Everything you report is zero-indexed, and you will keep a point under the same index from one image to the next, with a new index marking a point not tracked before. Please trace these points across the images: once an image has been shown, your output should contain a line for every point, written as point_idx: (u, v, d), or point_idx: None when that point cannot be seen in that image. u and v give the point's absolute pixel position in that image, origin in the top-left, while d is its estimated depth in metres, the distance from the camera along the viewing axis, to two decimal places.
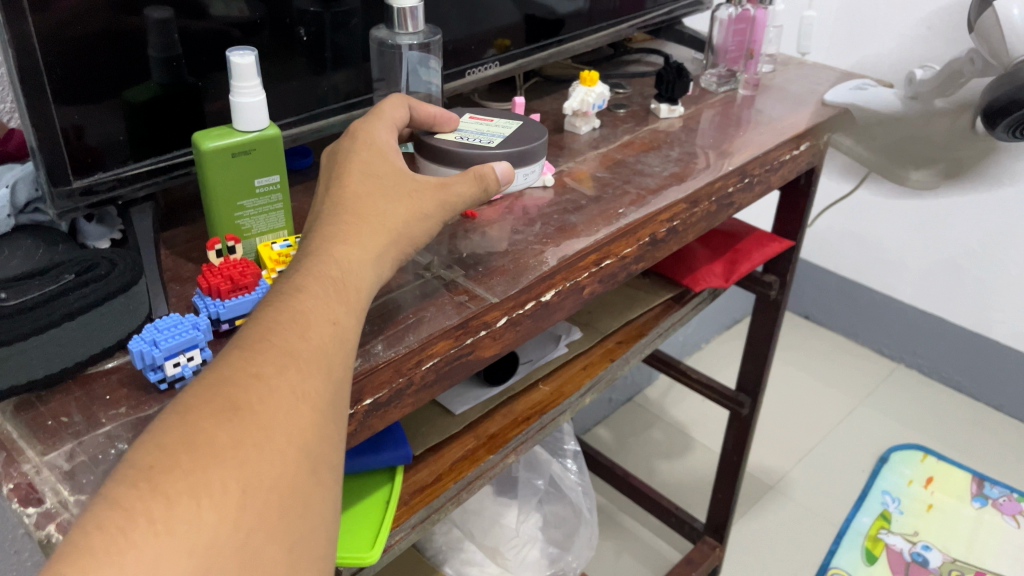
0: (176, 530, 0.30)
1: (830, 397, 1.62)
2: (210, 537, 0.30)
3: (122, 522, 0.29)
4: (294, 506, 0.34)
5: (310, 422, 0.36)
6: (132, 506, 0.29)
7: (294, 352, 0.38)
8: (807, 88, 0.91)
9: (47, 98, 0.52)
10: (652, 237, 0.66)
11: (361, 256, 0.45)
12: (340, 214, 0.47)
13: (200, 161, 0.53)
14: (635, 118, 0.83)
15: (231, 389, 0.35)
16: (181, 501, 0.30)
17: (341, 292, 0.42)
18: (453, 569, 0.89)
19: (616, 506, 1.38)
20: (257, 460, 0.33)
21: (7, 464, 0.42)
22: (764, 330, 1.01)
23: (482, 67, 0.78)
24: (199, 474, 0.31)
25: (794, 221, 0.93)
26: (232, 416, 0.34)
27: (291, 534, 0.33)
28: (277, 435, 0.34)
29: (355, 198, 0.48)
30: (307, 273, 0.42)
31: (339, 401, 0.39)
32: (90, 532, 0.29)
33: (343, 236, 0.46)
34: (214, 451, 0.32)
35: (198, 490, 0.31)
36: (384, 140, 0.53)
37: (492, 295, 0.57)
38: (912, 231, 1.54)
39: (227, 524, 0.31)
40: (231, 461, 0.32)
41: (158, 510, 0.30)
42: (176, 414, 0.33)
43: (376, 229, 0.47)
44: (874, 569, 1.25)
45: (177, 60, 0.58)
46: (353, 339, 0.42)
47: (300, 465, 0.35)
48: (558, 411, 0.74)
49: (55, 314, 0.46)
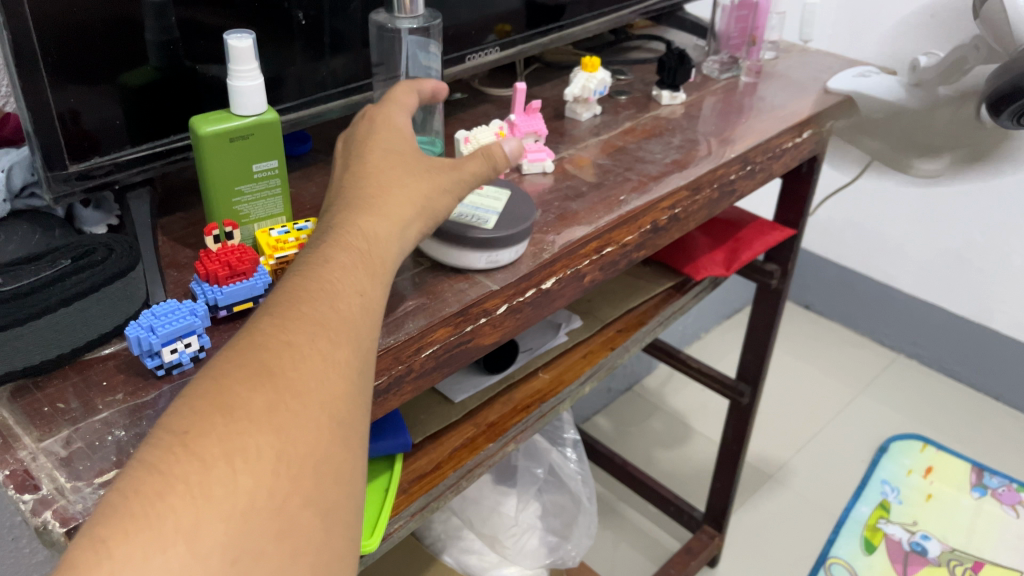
0: (212, 493, 0.30)
1: (829, 386, 1.62)
2: (246, 500, 0.31)
3: (159, 485, 0.29)
4: (329, 470, 0.34)
5: (341, 389, 0.36)
6: (167, 469, 0.30)
7: (323, 320, 0.38)
8: (810, 76, 0.90)
9: (43, 82, 0.51)
10: (654, 225, 0.66)
11: (387, 227, 0.45)
12: (363, 187, 0.47)
13: (197, 146, 0.52)
14: (636, 105, 0.83)
15: (263, 357, 0.35)
16: (216, 464, 0.31)
17: (366, 263, 0.42)
18: (452, 557, 0.90)
19: (614, 496, 1.38)
20: (290, 424, 0.33)
21: (4, 450, 0.42)
22: (765, 319, 1.01)
23: (482, 52, 0.78)
24: (234, 439, 0.31)
25: (796, 210, 0.92)
26: (265, 383, 0.34)
27: (326, 499, 0.33)
28: (311, 401, 0.34)
29: (375, 170, 0.48)
30: (333, 245, 0.43)
31: (369, 370, 0.39)
32: (127, 495, 0.29)
33: (366, 208, 0.46)
34: (247, 415, 0.32)
35: (232, 454, 0.31)
36: (401, 122, 0.53)
37: (492, 283, 0.56)
38: (915, 222, 1.54)
39: (262, 487, 0.31)
40: (264, 426, 0.32)
41: (194, 474, 0.30)
42: (209, 381, 0.33)
43: (400, 200, 0.47)
44: (873, 558, 1.26)
45: (174, 43, 0.57)
46: (381, 310, 0.42)
47: (333, 431, 0.35)
48: (558, 400, 0.74)
49: (52, 299, 0.45)
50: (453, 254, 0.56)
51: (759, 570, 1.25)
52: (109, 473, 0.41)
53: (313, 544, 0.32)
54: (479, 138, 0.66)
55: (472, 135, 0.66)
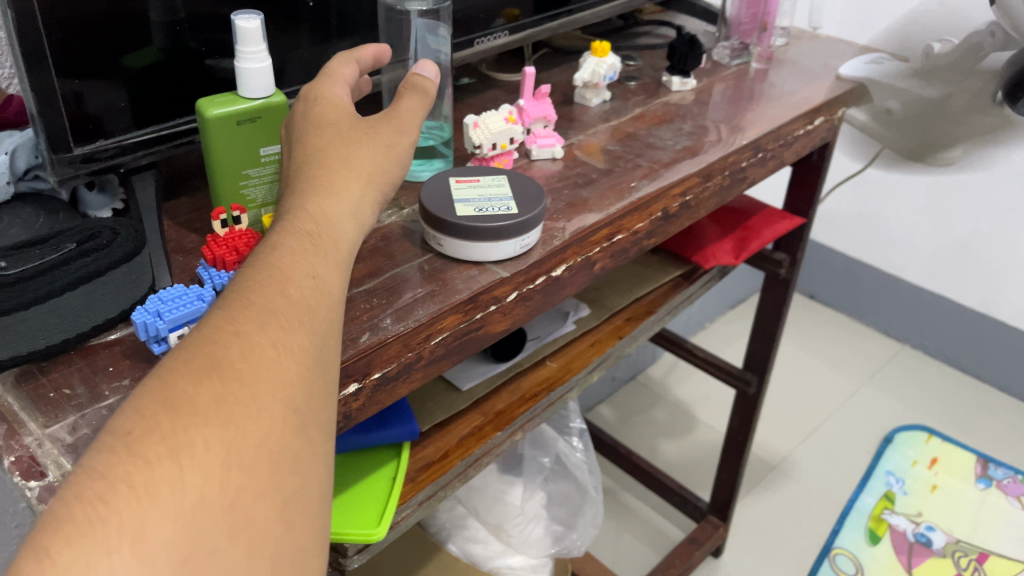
0: (160, 493, 0.28)
1: (834, 377, 1.61)
2: (196, 497, 0.29)
3: (102, 489, 0.27)
4: (284, 461, 0.32)
5: (294, 377, 0.34)
6: (111, 471, 0.28)
7: (274, 307, 0.36)
8: (821, 63, 0.89)
9: (46, 62, 0.50)
10: (665, 212, 0.65)
11: (339, 207, 0.44)
12: (313, 167, 0.45)
13: (203, 129, 0.51)
14: (646, 91, 0.82)
15: (211, 348, 0.33)
16: (162, 463, 0.29)
17: (318, 246, 0.41)
18: (457, 546, 0.92)
19: (619, 485, 1.38)
20: (241, 417, 0.32)
21: (9, 436, 0.42)
22: (773, 308, 1.00)
23: (491, 36, 0.77)
24: (180, 435, 0.30)
25: (805, 198, 0.91)
26: (213, 374, 0.32)
27: (282, 491, 0.32)
28: (261, 391, 0.33)
29: (325, 148, 0.46)
30: (284, 230, 0.41)
31: (324, 356, 0.38)
32: (70, 501, 0.27)
33: (318, 188, 0.44)
34: (195, 410, 0.30)
35: (180, 451, 0.29)
36: (342, 98, 0.50)
37: (502, 270, 0.55)
38: (924, 212, 1.53)
39: (213, 484, 0.29)
40: (212, 419, 0.31)
41: (139, 475, 0.28)
42: (154, 376, 0.31)
43: (352, 177, 0.45)
44: (877, 550, 1.25)
45: (179, 24, 0.56)
46: (336, 294, 0.40)
47: (287, 420, 0.33)
48: (566, 388, 0.73)
49: (57, 283, 0.45)
50: (465, 246, 0.55)
51: (763, 561, 1.25)
52: None
53: (270, 538, 0.31)
54: (489, 123, 0.64)
55: (482, 120, 0.65)
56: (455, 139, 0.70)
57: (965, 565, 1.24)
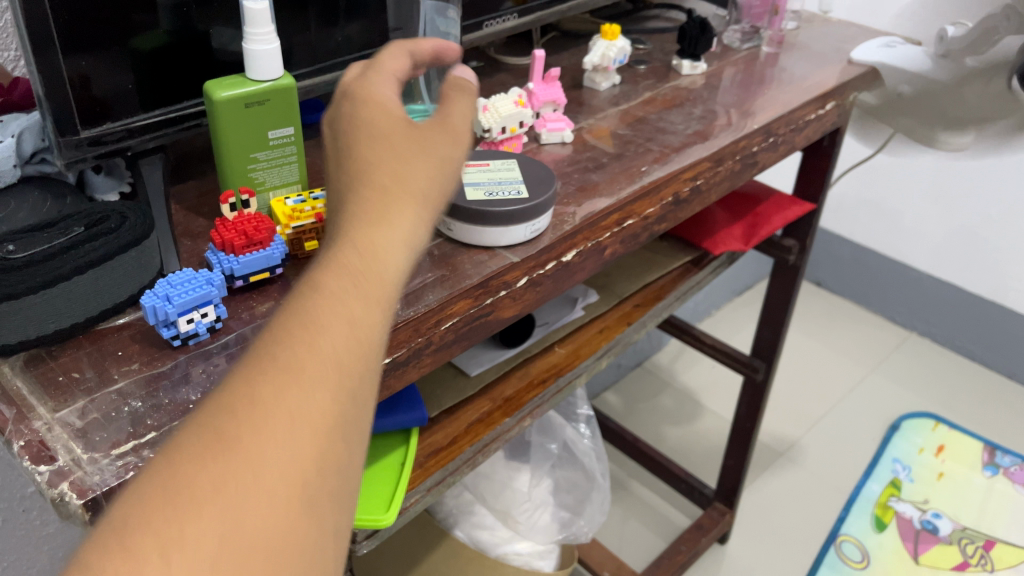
0: (200, 534, 0.26)
1: (841, 364, 1.61)
2: (239, 537, 0.27)
3: (141, 531, 0.26)
4: (336, 485, 0.30)
5: (357, 388, 0.32)
6: (149, 512, 0.26)
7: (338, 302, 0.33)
8: (833, 46, 0.88)
9: (53, 43, 0.50)
10: (675, 196, 0.64)
11: (412, 190, 0.39)
12: (379, 146, 0.40)
13: (211, 110, 0.51)
14: (655, 75, 0.81)
15: (266, 359, 0.30)
16: (202, 499, 0.27)
17: (392, 232, 0.36)
18: (464, 532, 0.90)
19: (625, 473, 1.38)
20: (295, 440, 0.29)
21: (18, 420, 0.41)
22: (782, 294, 1.00)
23: (499, 19, 0.76)
24: (226, 466, 0.28)
25: (816, 184, 0.91)
26: (264, 393, 0.29)
27: (329, 515, 0.30)
28: (315, 409, 0.30)
29: (390, 125, 0.41)
30: (349, 218, 0.37)
31: (393, 354, 0.34)
32: (111, 540, 0.26)
33: (386, 171, 0.39)
34: (243, 436, 0.28)
35: (220, 485, 0.27)
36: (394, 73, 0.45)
37: (513, 255, 0.55)
38: (933, 198, 1.52)
39: (259, 518, 0.27)
40: (264, 446, 0.28)
41: (177, 513, 0.26)
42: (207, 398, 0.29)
43: (421, 157, 0.40)
44: (884, 537, 1.25)
45: (186, 5, 0.55)
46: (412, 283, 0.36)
47: (344, 439, 0.31)
48: (574, 374, 0.73)
49: (66, 266, 0.44)
50: (476, 231, 0.55)
51: (769, 548, 1.25)
52: (126, 445, 0.40)
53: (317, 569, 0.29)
54: (499, 107, 0.64)
55: (491, 104, 0.64)
56: (463, 123, 0.70)
57: (971, 553, 1.24)
